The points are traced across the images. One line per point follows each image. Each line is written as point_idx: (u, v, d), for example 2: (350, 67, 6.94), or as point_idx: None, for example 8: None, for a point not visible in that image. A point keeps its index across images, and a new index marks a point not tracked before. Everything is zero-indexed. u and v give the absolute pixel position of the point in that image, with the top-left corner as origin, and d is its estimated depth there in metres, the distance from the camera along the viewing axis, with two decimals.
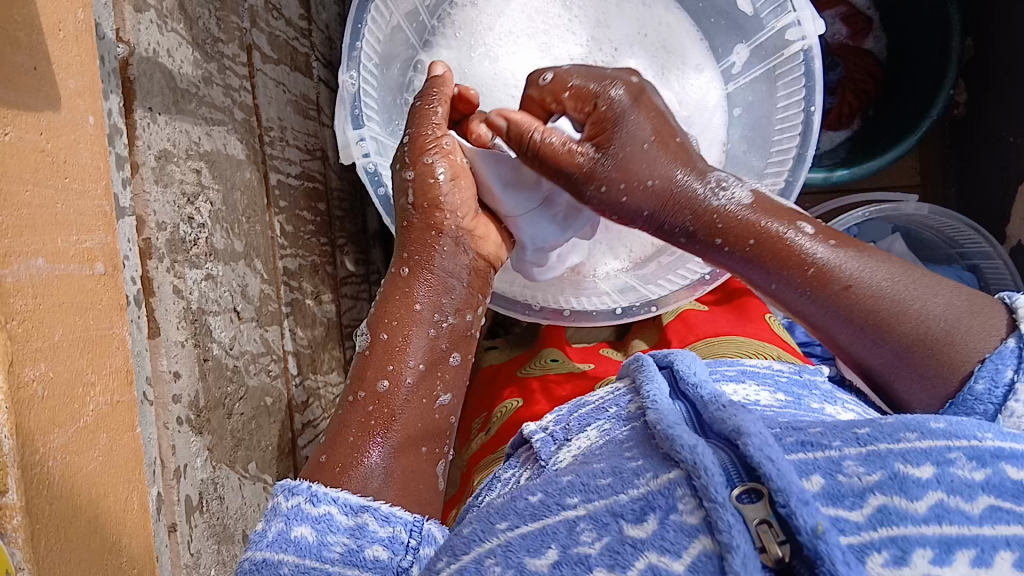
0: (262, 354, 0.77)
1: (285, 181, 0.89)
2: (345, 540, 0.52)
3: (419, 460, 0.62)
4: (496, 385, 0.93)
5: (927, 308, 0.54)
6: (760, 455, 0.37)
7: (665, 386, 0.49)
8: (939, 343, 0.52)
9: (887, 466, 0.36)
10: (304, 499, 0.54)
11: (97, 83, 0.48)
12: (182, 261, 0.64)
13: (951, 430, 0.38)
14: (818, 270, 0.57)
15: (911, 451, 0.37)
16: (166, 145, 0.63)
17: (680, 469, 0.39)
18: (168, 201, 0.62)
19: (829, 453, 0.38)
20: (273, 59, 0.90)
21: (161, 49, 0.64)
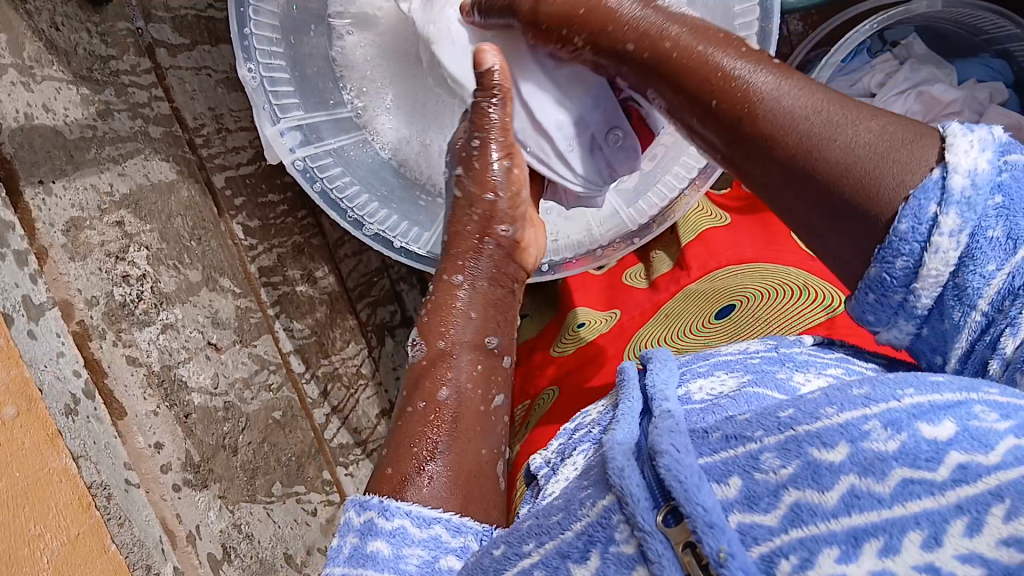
0: (257, 372, 0.74)
1: (236, 175, 0.82)
2: (421, 550, 0.41)
3: (479, 464, 0.49)
4: (532, 368, 0.85)
5: (852, 137, 0.36)
6: (670, 477, 0.31)
7: (638, 403, 0.44)
8: (864, 177, 0.35)
9: (802, 454, 0.29)
10: (377, 513, 0.42)
11: None
12: (127, 327, 0.60)
13: (874, 394, 0.30)
14: (721, 94, 0.41)
15: (825, 427, 0.29)
16: (72, 213, 0.58)
17: (612, 493, 0.33)
18: (92, 272, 0.58)
19: (749, 447, 0.30)
20: (183, 45, 0.78)
21: (35, 106, 0.57)
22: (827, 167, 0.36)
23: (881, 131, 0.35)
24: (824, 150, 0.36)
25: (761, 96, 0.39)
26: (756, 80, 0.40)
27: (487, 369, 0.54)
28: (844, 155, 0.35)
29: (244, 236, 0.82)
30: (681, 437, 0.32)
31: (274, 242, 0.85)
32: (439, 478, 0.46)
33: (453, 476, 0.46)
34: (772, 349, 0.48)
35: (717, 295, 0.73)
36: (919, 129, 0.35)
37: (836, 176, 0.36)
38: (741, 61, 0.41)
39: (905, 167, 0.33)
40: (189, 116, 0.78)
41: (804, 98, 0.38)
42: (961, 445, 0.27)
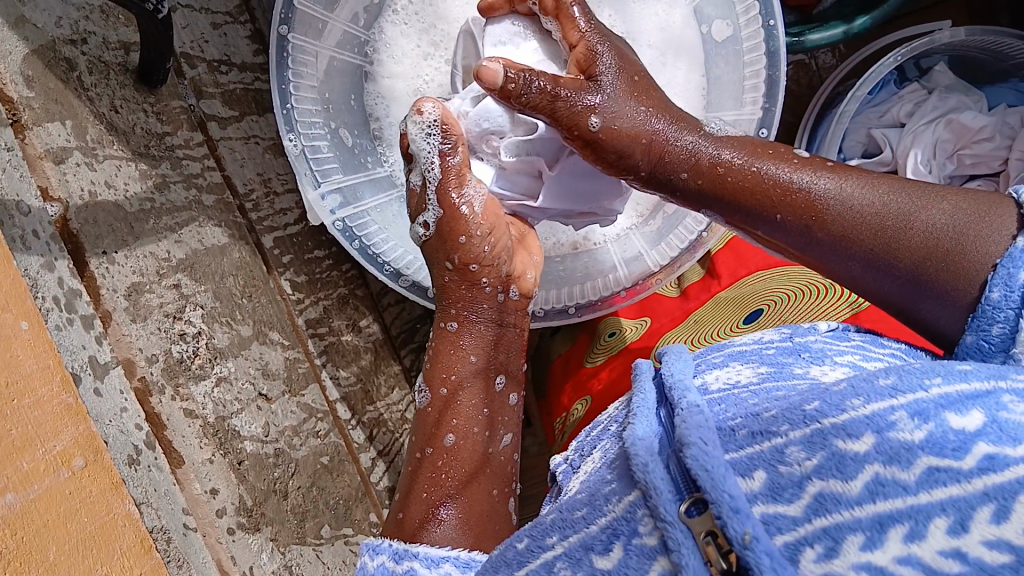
0: (305, 420, 0.79)
1: (284, 234, 0.88)
2: (418, 562, 0.51)
3: (490, 505, 0.61)
4: (564, 375, 0.85)
5: (931, 219, 0.48)
6: (696, 466, 0.34)
7: (652, 395, 0.45)
8: (943, 255, 0.46)
9: (827, 446, 0.32)
10: (388, 557, 0.52)
11: (22, 289, 0.51)
12: (184, 382, 0.65)
13: (899, 385, 0.34)
14: (807, 200, 0.53)
15: (851, 421, 0.33)
16: (134, 279, 0.63)
17: (636, 488, 0.35)
18: (152, 332, 0.63)
19: (775, 442, 0.34)
20: (232, 117, 0.87)
21: (98, 184, 0.63)
22: (910, 251, 0.48)
23: (963, 209, 0.47)
24: (920, 229, 0.48)
25: (829, 202, 0.52)
26: (829, 189, 0.52)
27: (492, 413, 0.65)
28: (906, 226, 0.48)
29: (292, 291, 0.87)
30: (708, 432, 0.35)
31: (321, 295, 0.91)
32: (451, 520, 0.58)
33: (472, 513, 0.59)
34: (786, 337, 0.50)
35: (748, 299, 0.72)
36: (985, 207, 0.46)
37: (928, 253, 0.47)
38: (801, 174, 0.54)
39: (987, 242, 0.45)
40: (239, 183, 0.84)
41: (870, 195, 0.51)
42: (988, 437, 0.30)
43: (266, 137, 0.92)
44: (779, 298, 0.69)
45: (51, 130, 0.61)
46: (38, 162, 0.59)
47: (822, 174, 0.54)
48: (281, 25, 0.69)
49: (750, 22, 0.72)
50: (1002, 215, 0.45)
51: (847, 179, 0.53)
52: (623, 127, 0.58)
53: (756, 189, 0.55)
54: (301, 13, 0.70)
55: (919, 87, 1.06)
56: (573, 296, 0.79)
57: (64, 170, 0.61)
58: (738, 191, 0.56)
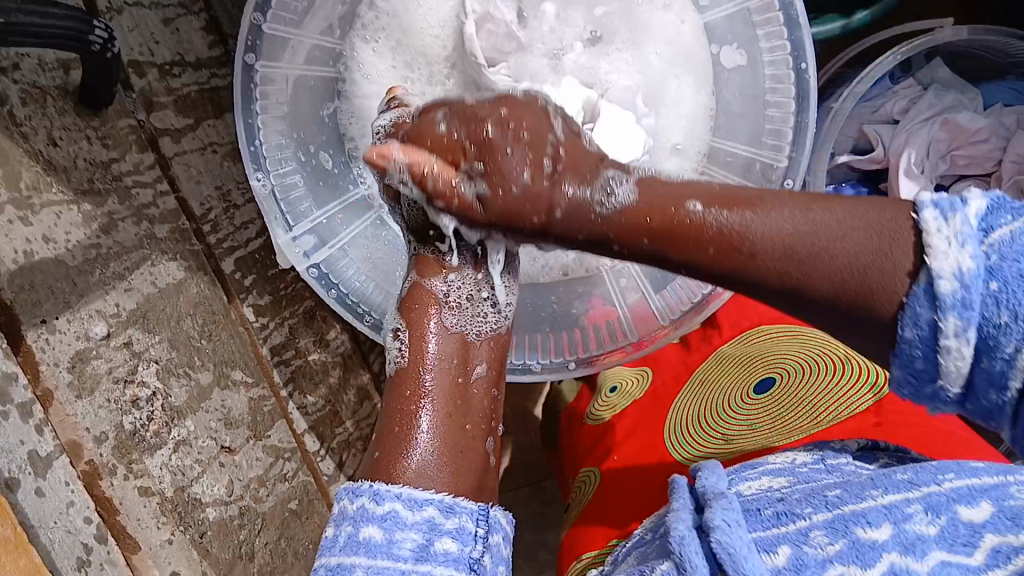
0: (272, 465, 0.74)
1: (246, 251, 0.82)
2: (414, 533, 0.45)
3: (467, 437, 0.54)
4: (575, 432, 0.89)
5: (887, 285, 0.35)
6: (724, 551, 0.41)
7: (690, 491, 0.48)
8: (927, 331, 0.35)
9: (849, 534, 0.39)
10: (368, 499, 0.46)
11: None
12: (139, 456, 0.59)
13: (915, 480, 0.41)
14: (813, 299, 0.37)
15: (871, 510, 0.40)
16: (77, 345, 0.57)
17: (671, 559, 0.43)
18: (100, 405, 0.57)
19: (799, 523, 0.41)
20: (186, 126, 0.79)
21: (34, 239, 0.56)
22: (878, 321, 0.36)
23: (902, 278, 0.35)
24: (837, 252, 0.36)
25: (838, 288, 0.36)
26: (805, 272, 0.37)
27: (457, 352, 0.57)
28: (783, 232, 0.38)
29: (256, 316, 0.81)
30: (732, 515, 0.43)
31: (287, 313, 0.85)
32: (430, 457, 0.51)
33: (448, 439, 0.52)
34: (817, 461, 0.53)
35: (758, 363, 0.76)
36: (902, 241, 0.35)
37: (830, 288, 0.37)
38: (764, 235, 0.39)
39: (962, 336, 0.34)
40: (195, 204, 0.77)
41: (768, 222, 0.39)
42: (996, 526, 0.37)
43: (223, 141, 0.84)
44: (791, 368, 0.72)
45: None
46: None
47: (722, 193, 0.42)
48: (247, 54, 0.62)
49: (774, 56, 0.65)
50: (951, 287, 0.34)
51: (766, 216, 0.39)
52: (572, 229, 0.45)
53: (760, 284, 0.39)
54: (267, 38, 0.63)
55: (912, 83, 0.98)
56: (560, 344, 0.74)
57: None
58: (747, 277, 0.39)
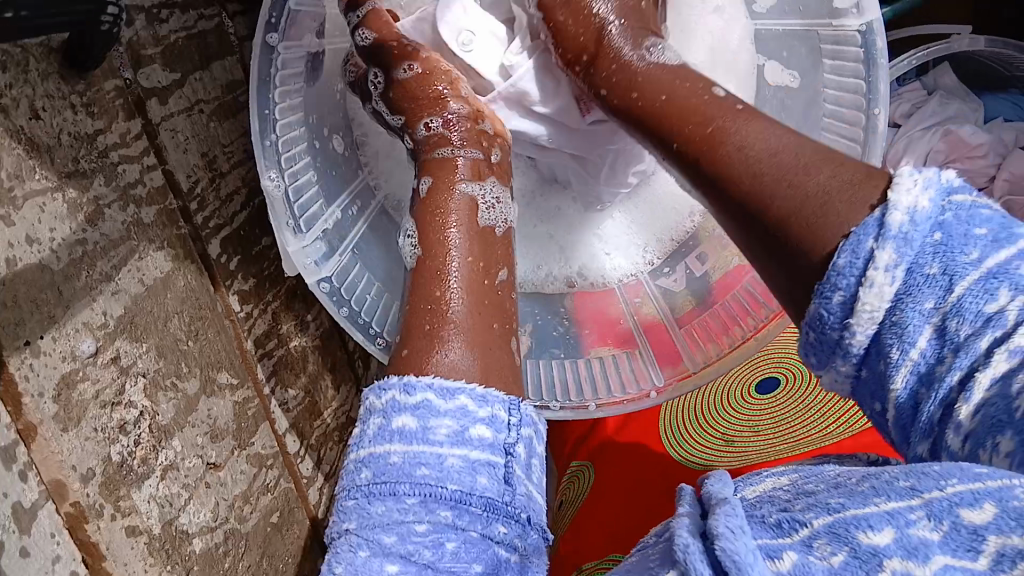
0: (255, 477, 0.67)
1: (230, 230, 0.73)
2: (450, 420, 0.37)
3: (486, 333, 0.44)
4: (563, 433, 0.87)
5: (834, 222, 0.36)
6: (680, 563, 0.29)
7: None
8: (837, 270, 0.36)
9: (845, 538, 0.27)
10: (400, 392, 0.38)
11: None
12: (127, 493, 0.52)
13: (918, 484, 0.28)
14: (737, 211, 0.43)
15: (872, 511, 0.28)
16: (63, 370, 0.49)
17: None
18: (87, 439, 0.50)
19: (801, 532, 0.29)
20: (172, 82, 0.69)
21: (15, 244, 0.47)
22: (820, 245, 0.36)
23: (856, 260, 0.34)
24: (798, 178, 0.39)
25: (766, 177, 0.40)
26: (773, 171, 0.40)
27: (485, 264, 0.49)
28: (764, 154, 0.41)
29: (241, 304, 0.72)
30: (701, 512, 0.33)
31: (269, 297, 0.77)
32: (460, 366, 0.40)
33: (469, 322, 0.44)
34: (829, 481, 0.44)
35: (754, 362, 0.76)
36: (867, 181, 0.37)
37: (790, 202, 0.39)
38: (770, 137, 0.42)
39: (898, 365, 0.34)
40: (183, 177, 0.67)
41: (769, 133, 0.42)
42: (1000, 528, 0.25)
43: (210, 98, 0.75)
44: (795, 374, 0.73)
45: None
46: None
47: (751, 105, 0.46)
48: (271, 32, 0.51)
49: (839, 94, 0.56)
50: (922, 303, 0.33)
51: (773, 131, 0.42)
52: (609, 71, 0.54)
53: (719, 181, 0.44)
54: (292, 16, 0.53)
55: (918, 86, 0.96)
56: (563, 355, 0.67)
57: None
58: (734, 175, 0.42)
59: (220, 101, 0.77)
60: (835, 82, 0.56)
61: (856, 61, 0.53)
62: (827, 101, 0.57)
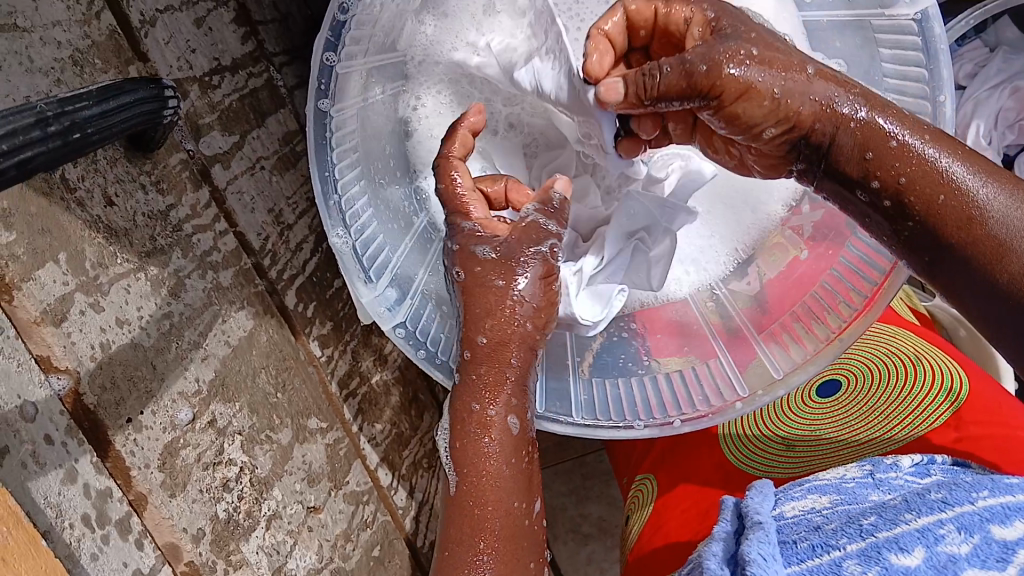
0: (354, 515, 0.70)
1: (303, 278, 0.76)
2: None
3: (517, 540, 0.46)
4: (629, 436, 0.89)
5: None
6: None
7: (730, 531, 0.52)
8: None
9: (881, 559, 0.40)
10: None
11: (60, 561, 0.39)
12: (236, 547, 0.55)
13: (948, 500, 0.42)
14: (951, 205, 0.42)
15: (904, 536, 0.41)
16: (164, 440, 0.52)
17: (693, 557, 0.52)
18: (194, 500, 0.52)
19: (834, 555, 0.43)
20: (233, 146, 0.72)
21: (110, 330, 0.50)
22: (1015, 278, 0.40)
23: None
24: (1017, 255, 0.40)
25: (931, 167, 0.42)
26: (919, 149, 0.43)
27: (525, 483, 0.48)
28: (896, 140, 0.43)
29: (321, 350, 0.75)
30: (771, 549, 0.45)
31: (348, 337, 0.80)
32: None
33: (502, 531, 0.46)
34: (866, 474, 0.55)
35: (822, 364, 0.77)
36: None
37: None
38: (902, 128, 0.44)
39: None
40: (254, 236, 0.70)
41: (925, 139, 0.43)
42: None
43: (269, 153, 0.78)
44: (862, 375, 0.74)
45: (44, 279, 0.47)
46: (34, 328, 0.46)
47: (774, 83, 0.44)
48: (321, 99, 0.56)
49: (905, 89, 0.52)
50: None
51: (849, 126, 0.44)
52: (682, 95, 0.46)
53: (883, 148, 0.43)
54: (342, 78, 0.56)
55: (979, 43, 0.95)
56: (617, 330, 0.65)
57: (68, 330, 0.47)
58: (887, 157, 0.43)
59: (278, 154, 0.80)
60: (899, 77, 0.53)
61: (916, 48, 0.51)
62: (887, 82, 0.53)
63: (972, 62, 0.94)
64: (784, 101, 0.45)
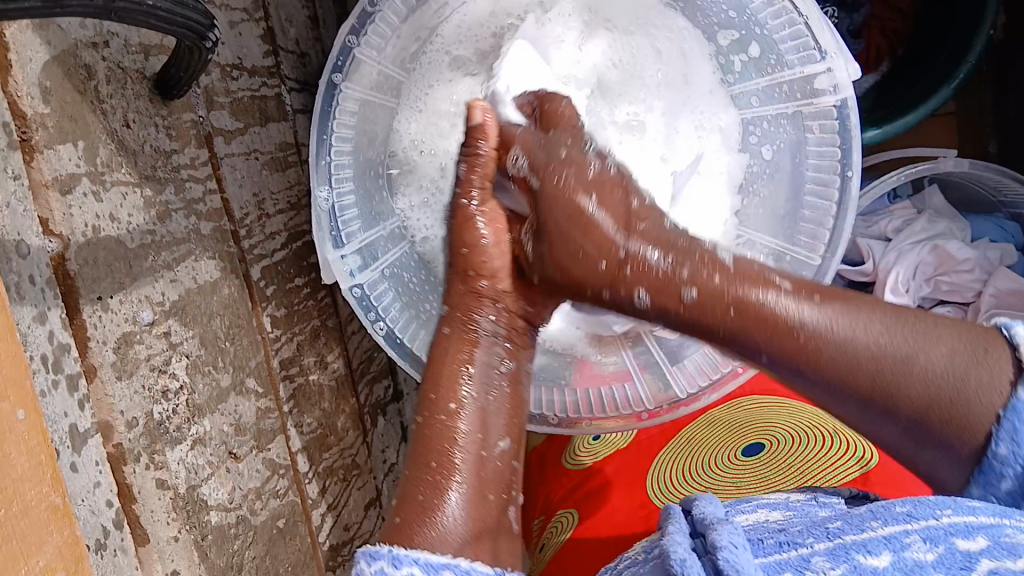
0: (267, 479, 0.73)
1: (270, 262, 0.82)
2: None
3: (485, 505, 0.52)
4: (547, 478, 0.92)
5: (929, 363, 0.43)
6: (728, 566, 0.46)
7: (686, 534, 0.52)
8: (947, 407, 0.42)
9: (849, 559, 0.43)
10: (386, 564, 0.45)
11: (23, 370, 0.42)
12: (161, 449, 0.58)
13: (914, 513, 0.44)
14: (808, 338, 0.46)
15: (870, 540, 0.44)
16: (125, 328, 0.56)
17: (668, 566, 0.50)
18: (135, 391, 0.57)
19: (801, 550, 0.46)
20: (238, 131, 0.80)
21: (101, 218, 0.56)
22: (909, 400, 0.43)
23: (960, 348, 0.42)
24: (921, 370, 0.43)
25: (819, 337, 0.45)
26: (835, 326, 0.45)
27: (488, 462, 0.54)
28: (925, 397, 0.42)
29: (271, 327, 0.80)
30: (739, 538, 0.48)
31: (296, 330, 0.86)
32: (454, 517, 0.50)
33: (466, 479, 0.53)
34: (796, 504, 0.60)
35: (747, 426, 0.81)
36: (987, 340, 0.42)
37: (913, 398, 0.43)
38: (809, 308, 0.46)
39: (982, 395, 0.41)
40: (236, 206, 0.77)
41: (869, 331, 0.44)
42: (991, 554, 0.40)
43: (265, 151, 0.86)
44: (780, 437, 0.78)
45: (61, 153, 0.53)
46: (43, 190, 0.51)
47: (787, 293, 0.47)
48: (334, 74, 0.66)
49: (821, 167, 0.67)
50: (998, 357, 0.41)
51: (937, 347, 0.43)
52: (712, 307, 0.49)
53: (769, 322, 0.47)
54: (355, 62, 0.66)
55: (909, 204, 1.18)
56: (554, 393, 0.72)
57: (70, 203, 0.53)
58: (755, 321, 0.47)
59: (273, 155, 0.88)
60: (818, 152, 0.67)
61: (837, 128, 0.65)
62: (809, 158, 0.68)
63: (901, 219, 1.16)
64: (768, 308, 0.47)
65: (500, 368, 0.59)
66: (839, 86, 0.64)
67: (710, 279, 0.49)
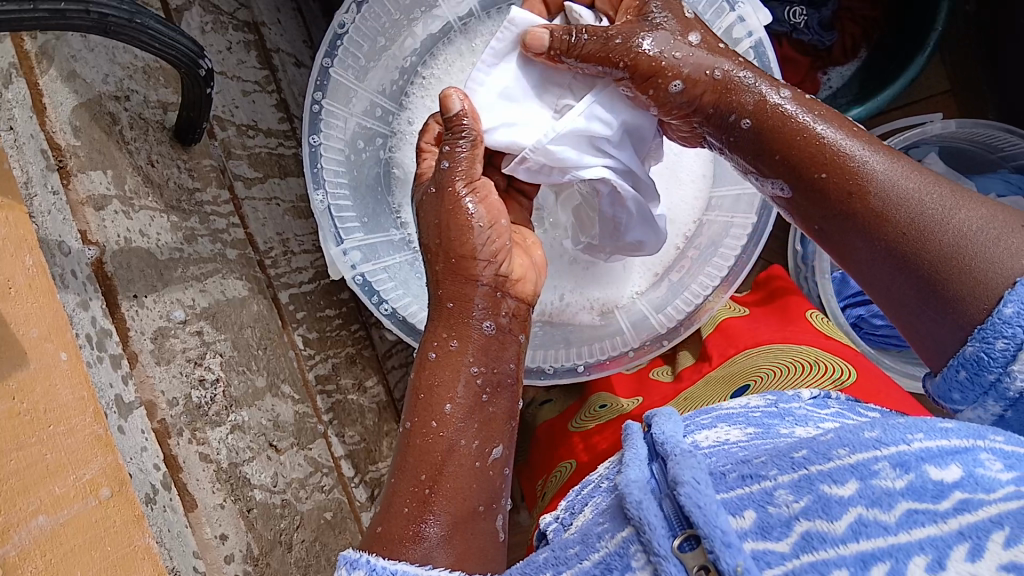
0: (310, 473, 0.79)
1: (299, 292, 0.91)
2: None
3: (473, 517, 0.57)
4: (551, 440, 0.89)
5: (965, 220, 0.51)
6: (690, 503, 0.40)
7: (642, 452, 0.48)
8: (971, 257, 0.49)
9: (814, 490, 0.38)
10: (364, 575, 0.50)
11: (63, 320, 0.50)
12: (202, 426, 0.66)
13: (883, 439, 0.40)
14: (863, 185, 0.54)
15: (836, 469, 0.39)
16: (160, 323, 0.65)
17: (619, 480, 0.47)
18: (174, 374, 0.65)
19: (764, 484, 0.40)
20: (258, 180, 0.91)
21: (133, 232, 0.66)
22: (934, 250, 0.50)
23: (993, 218, 0.50)
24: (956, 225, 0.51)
25: (874, 179, 0.54)
26: (886, 174, 0.54)
27: (477, 471, 0.58)
28: (953, 236, 0.50)
29: (305, 346, 0.88)
30: (702, 473, 0.41)
31: (331, 352, 0.94)
32: (435, 538, 0.54)
33: (456, 498, 0.56)
34: (770, 404, 0.57)
35: (738, 375, 0.77)
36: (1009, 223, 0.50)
37: (951, 255, 0.50)
38: (872, 160, 0.55)
39: (1004, 256, 0.48)
40: (261, 241, 0.86)
41: (911, 180, 0.54)
42: (964, 488, 0.36)
43: (286, 199, 0.96)
44: (765, 374, 0.74)
45: (94, 178, 0.64)
46: (79, 207, 0.62)
47: (848, 136, 0.57)
48: (316, 91, 0.75)
49: None
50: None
51: (974, 210, 0.51)
52: (790, 141, 0.58)
53: (827, 176, 0.56)
54: (335, 81, 0.76)
55: None
56: (550, 357, 0.84)
57: (103, 217, 0.63)
58: (828, 180, 0.56)
59: (295, 205, 0.98)
60: None
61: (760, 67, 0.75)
62: None
63: None
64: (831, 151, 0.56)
65: (491, 356, 0.61)
66: (753, 31, 0.74)
67: (774, 117, 0.59)
